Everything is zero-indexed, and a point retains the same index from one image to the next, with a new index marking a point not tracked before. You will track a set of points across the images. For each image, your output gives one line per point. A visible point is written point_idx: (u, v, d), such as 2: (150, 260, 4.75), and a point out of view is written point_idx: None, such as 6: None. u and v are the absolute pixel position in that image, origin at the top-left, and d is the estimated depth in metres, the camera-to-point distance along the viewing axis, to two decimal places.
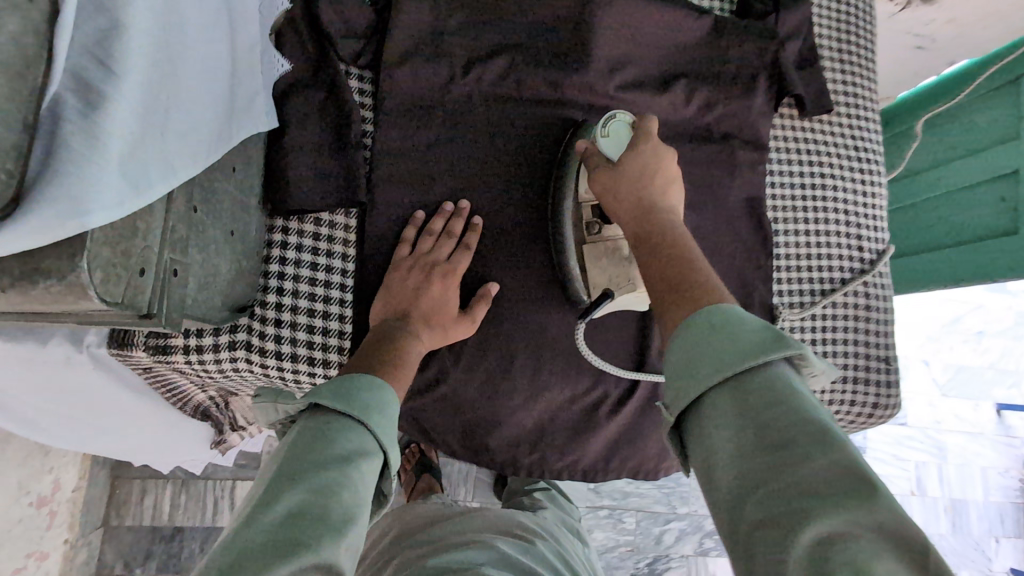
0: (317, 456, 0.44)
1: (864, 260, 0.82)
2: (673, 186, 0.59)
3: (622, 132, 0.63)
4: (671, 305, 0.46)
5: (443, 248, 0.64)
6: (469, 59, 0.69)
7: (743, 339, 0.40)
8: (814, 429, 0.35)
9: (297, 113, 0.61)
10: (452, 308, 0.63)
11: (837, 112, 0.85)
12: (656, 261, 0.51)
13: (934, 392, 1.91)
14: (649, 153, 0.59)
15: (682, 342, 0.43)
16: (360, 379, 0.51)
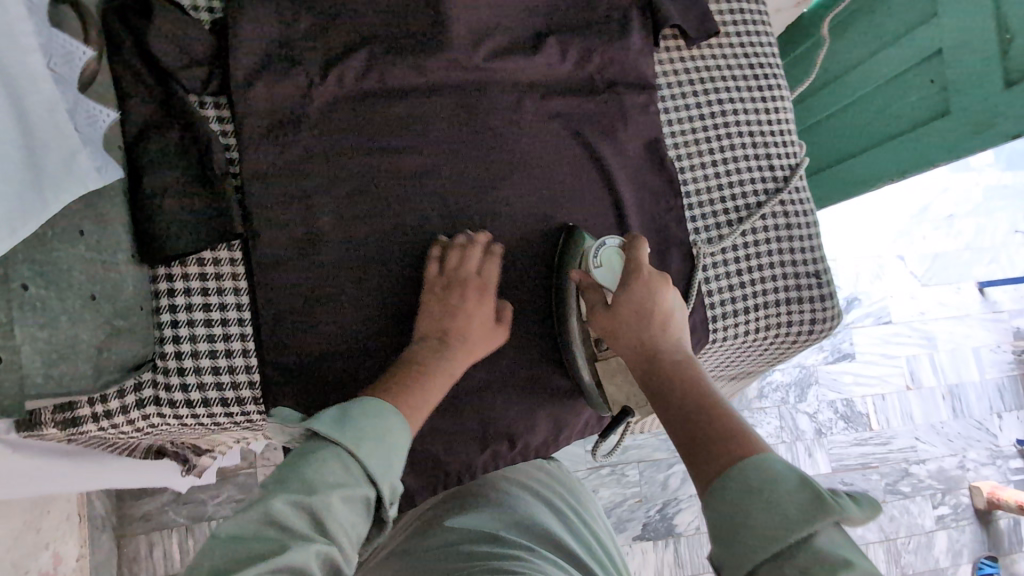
0: (308, 476, 0.47)
1: (776, 179, 0.81)
2: (673, 322, 0.62)
3: (613, 258, 0.68)
4: (701, 453, 0.47)
5: (474, 260, 0.66)
6: (326, 61, 0.66)
7: (776, 479, 0.42)
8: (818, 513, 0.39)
9: (153, 157, 0.59)
10: (488, 319, 0.66)
11: (726, 32, 0.82)
12: (678, 414, 0.52)
13: (914, 285, 1.90)
14: (652, 301, 0.62)
15: (721, 486, 0.44)
16: (360, 407, 0.53)
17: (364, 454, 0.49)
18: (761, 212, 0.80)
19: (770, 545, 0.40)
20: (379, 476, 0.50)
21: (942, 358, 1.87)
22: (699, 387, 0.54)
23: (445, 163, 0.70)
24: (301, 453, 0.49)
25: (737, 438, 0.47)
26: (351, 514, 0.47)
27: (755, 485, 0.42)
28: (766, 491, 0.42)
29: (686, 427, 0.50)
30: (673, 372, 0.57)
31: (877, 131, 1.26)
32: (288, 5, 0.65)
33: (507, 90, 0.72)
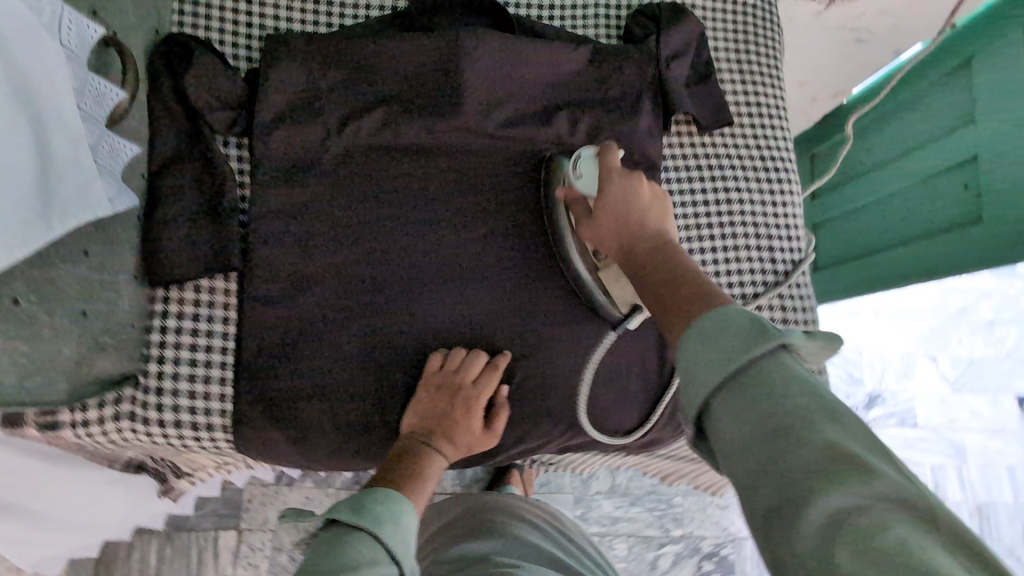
0: (338, 553, 0.49)
1: (776, 274, 0.81)
2: (654, 207, 0.59)
3: (591, 168, 0.65)
4: (670, 332, 0.46)
5: (472, 374, 0.68)
6: (347, 115, 0.71)
7: (734, 335, 0.40)
8: (810, 409, 0.35)
9: (170, 188, 0.64)
10: (475, 427, 0.69)
11: (740, 123, 0.83)
12: (652, 292, 0.51)
13: (945, 389, 1.80)
14: (624, 194, 0.59)
15: (684, 348, 0.42)
16: (376, 495, 0.58)
17: (384, 531, 0.53)
18: (757, 304, 0.79)
19: (770, 440, 0.35)
20: (400, 554, 0.53)
21: (972, 472, 1.74)
22: (671, 261, 0.52)
23: (447, 219, 0.72)
24: (328, 538, 0.52)
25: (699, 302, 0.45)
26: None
27: (711, 334, 0.41)
28: (724, 341, 0.40)
29: (659, 302, 0.49)
30: (647, 254, 0.55)
31: (905, 229, 1.23)
32: (321, 61, 0.70)
33: (516, 157, 0.75)
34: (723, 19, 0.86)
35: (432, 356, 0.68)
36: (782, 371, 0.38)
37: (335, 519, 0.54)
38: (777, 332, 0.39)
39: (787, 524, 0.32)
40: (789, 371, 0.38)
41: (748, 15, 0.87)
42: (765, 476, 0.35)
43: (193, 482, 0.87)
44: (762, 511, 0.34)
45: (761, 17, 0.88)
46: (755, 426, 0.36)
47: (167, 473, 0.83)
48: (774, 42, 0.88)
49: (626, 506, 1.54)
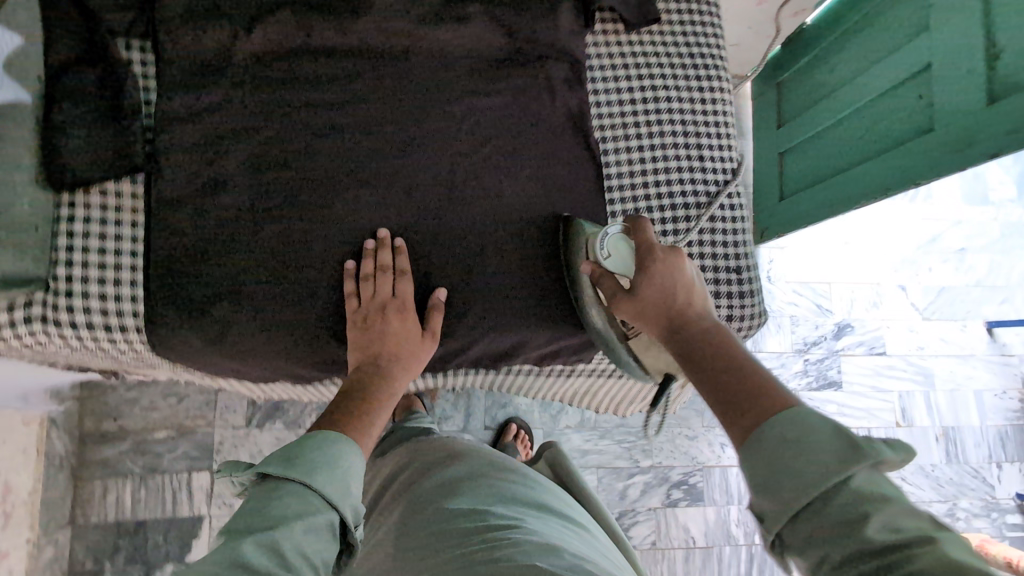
0: (261, 519, 0.48)
1: (705, 172, 0.79)
2: (696, 291, 0.60)
3: (619, 246, 0.66)
4: (736, 417, 0.46)
5: (388, 286, 0.68)
6: (253, 18, 0.69)
7: (816, 436, 0.41)
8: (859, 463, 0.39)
9: (68, 91, 0.63)
10: (414, 338, 0.68)
11: (668, 22, 0.81)
12: (717, 379, 0.50)
13: (914, 318, 1.80)
14: (672, 268, 0.60)
15: (758, 436, 0.43)
16: (316, 440, 0.55)
17: (320, 480, 0.52)
18: (684, 204, 0.77)
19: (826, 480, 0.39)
20: (341, 501, 0.52)
21: (939, 397, 1.77)
22: (733, 349, 0.52)
23: (364, 124, 0.71)
24: (264, 492, 0.51)
25: (774, 394, 0.46)
26: (316, 538, 0.49)
27: (793, 439, 0.42)
28: (801, 436, 0.42)
29: (722, 380, 0.49)
30: (695, 329, 0.56)
31: (860, 146, 1.20)
32: None
33: (434, 57, 0.73)
34: None
35: (347, 284, 0.68)
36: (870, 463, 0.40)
37: (269, 472, 0.53)
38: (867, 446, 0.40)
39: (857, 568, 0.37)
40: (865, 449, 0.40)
41: None
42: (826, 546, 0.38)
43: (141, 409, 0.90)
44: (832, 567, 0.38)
45: None
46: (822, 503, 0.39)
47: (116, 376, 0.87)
48: None
49: (595, 439, 1.57)
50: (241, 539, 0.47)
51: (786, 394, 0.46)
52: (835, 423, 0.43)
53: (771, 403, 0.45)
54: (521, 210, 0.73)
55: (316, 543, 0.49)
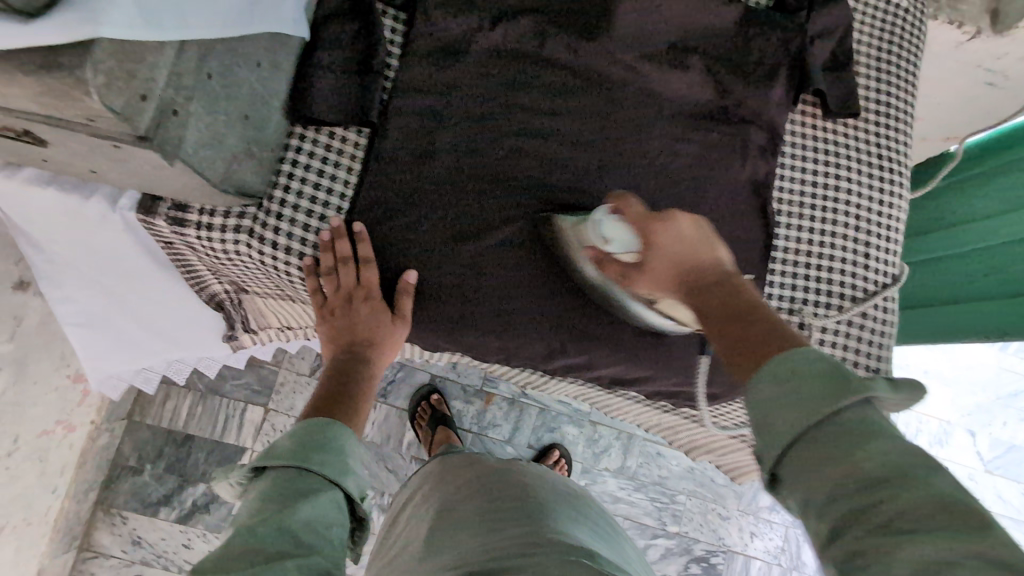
0: (274, 505, 0.53)
1: (868, 268, 0.80)
2: (710, 249, 0.58)
3: (618, 227, 0.61)
4: (738, 363, 0.49)
5: (350, 277, 0.68)
6: (496, 15, 0.74)
7: (808, 375, 0.44)
8: (839, 386, 0.43)
9: (330, 39, 0.69)
10: (385, 319, 0.70)
11: (865, 119, 0.83)
12: (725, 337, 0.52)
13: (976, 466, 1.70)
14: (680, 227, 0.59)
15: (755, 383, 0.47)
16: (309, 426, 0.62)
17: (316, 463, 0.59)
18: (839, 294, 0.79)
19: (813, 412, 0.43)
20: (342, 478, 0.59)
21: None
22: (743, 302, 0.53)
23: (565, 136, 0.75)
24: (269, 481, 0.56)
25: (773, 341, 0.48)
26: (318, 511, 0.55)
27: (790, 377, 0.45)
28: (800, 373, 0.45)
29: (728, 337, 0.51)
30: (710, 285, 0.56)
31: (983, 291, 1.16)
32: None
33: (645, 95, 0.77)
34: (872, 16, 0.86)
35: (311, 280, 0.70)
36: (864, 415, 0.42)
37: (270, 465, 0.58)
38: (861, 388, 0.42)
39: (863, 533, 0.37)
40: (861, 394, 0.42)
41: (896, 20, 0.87)
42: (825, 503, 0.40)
43: (252, 340, 0.93)
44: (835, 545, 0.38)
45: (909, 27, 0.88)
46: (805, 441, 0.43)
47: (238, 321, 0.88)
48: (917, 51, 0.88)
49: (629, 489, 1.56)
50: (256, 523, 0.51)
51: (788, 342, 0.48)
52: (830, 360, 0.45)
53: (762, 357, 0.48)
54: None
55: (324, 516, 0.55)
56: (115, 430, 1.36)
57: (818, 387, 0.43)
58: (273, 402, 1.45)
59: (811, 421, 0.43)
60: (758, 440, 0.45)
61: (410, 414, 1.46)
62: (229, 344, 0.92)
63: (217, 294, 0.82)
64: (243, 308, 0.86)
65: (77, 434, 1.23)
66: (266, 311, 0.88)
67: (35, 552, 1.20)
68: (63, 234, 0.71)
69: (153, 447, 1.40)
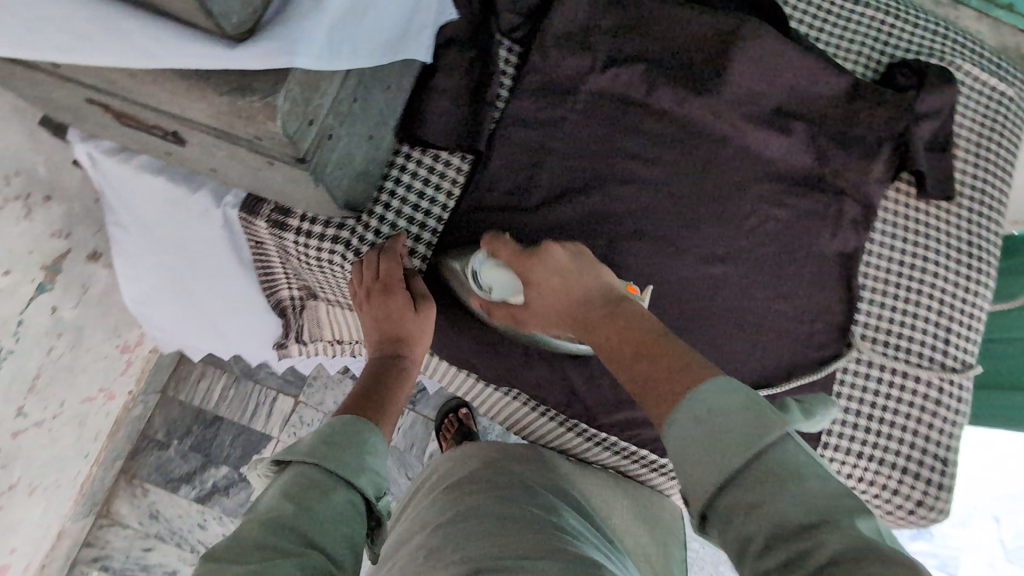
0: (300, 506, 0.47)
1: (945, 354, 0.79)
2: (583, 274, 0.60)
3: (497, 272, 0.63)
4: (652, 402, 0.47)
5: (373, 267, 0.65)
6: (611, 58, 0.74)
7: (723, 408, 0.43)
8: (759, 426, 0.41)
9: (448, 66, 0.69)
10: (406, 308, 0.63)
11: (958, 203, 0.83)
12: (631, 377, 0.50)
13: (996, 554, 1.65)
14: (555, 261, 0.60)
15: (674, 422, 0.44)
16: (332, 423, 0.56)
17: (340, 462, 0.52)
18: (914, 376, 0.78)
19: (742, 451, 0.40)
20: (356, 477, 0.52)
21: None
22: (633, 331, 0.53)
23: (661, 184, 0.75)
24: (289, 476, 0.50)
25: (680, 372, 0.46)
26: (341, 519, 0.48)
27: (711, 418, 0.43)
28: (708, 411, 0.43)
29: (632, 376, 0.50)
30: (600, 313, 0.56)
31: None
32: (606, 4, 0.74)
33: (744, 154, 0.77)
34: (974, 102, 0.86)
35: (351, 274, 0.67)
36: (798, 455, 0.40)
37: (288, 460, 0.51)
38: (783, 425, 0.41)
39: None
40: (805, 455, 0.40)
41: (998, 108, 0.87)
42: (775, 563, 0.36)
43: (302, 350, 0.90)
44: None
45: (1010, 117, 0.87)
46: (744, 485, 0.40)
47: (292, 330, 0.87)
48: (1015, 142, 0.87)
49: None
50: (266, 525, 0.45)
51: (695, 368, 0.46)
52: (745, 394, 0.43)
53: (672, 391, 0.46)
54: (765, 319, 0.76)
55: (338, 520, 0.48)
56: (149, 402, 1.37)
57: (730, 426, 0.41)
58: (304, 395, 1.45)
59: (741, 462, 0.40)
60: (685, 486, 0.43)
61: (436, 426, 1.44)
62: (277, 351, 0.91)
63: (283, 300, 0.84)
64: (302, 317, 0.87)
65: (115, 402, 1.24)
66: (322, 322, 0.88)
67: (59, 515, 1.21)
68: (157, 216, 0.72)
69: (182, 424, 1.41)
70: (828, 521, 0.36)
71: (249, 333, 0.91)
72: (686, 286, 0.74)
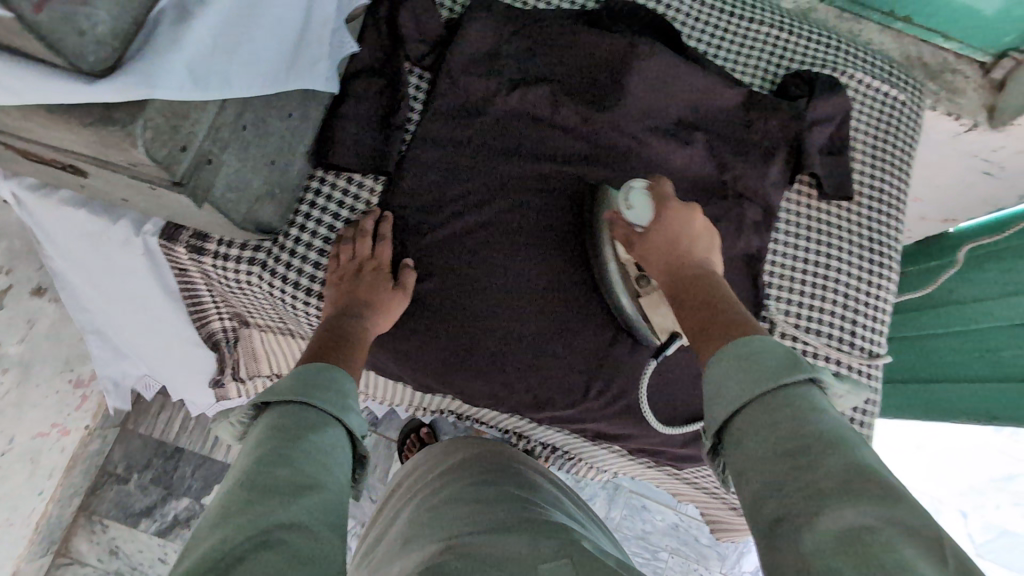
0: (294, 443, 0.49)
1: (852, 346, 0.82)
2: (700, 239, 0.63)
3: (641, 203, 0.65)
4: (705, 333, 0.54)
5: (367, 247, 0.70)
6: (515, 80, 0.79)
7: (768, 354, 0.47)
8: (780, 365, 0.46)
9: (358, 93, 0.74)
10: (388, 286, 0.69)
11: (857, 202, 0.88)
12: (695, 316, 0.56)
13: (967, 550, 1.49)
14: (686, 218, 0.63)
15: (720, 354, 0.50)
16: (311, 369, 0.58)
17: (318, 398, 0.55)
18: (825, 368, 0.81)
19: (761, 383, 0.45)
20: (343, 414, 0.55)
21: None
22: (715, 294, 0.58)
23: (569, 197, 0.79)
24: (273, 419, 0.52)
25: (733, 329, 0.52)
26: (337, 455, 0.51)
27: (752, 362, 0.47)
28: (757, 362, 0.47)
29: (701, 319, 0.56)
30: (697, 272, 0.60)
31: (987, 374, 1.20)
32: (510, 31, 0.79)
33: (648, 163, 0.81)
34: (868, 107, 0.92)
35: (331, 251, 0.71)
36: (811, 397, 0.44)
37: (268, 401, 0.54)
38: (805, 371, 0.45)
39: (790, 529, 0.37)
40: (814, 401, 0.44)
41: (892, 111, 0.92)
42: (775, 493, 0.40)
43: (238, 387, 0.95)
44: (771, 521, 0.39)
45: (906, 119, 0.93)
46: (759, 411, 0.44)
47: (228, 363, 0.90)
48: (912, 142, 0.93)
49: None
50: (265, 453, 0.48)
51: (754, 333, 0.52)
52: (788, 355, 0.47)
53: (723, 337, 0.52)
54: None
55: (335, 457, 0.51)
56: (108, 437, 1.37)
57: (761, 355, 0.47)
58: None
59: (761, 391, 0.45)
60: (707, 413, 0.48)
61: (399, 446, 1.40)
62: (214, 386, 0.95)
63: (215, 333, 0.86)
64: (237, 348, 0.89)
65: (71, 438, 1.24)
66: (262, 352, 0.90)
67: (13, 556, 1.20)
68: (85, 251, 0.75)
69: (143, 457, 1.40)
70: (823, 448, 0.40)
71: (184, 369, 0.93)
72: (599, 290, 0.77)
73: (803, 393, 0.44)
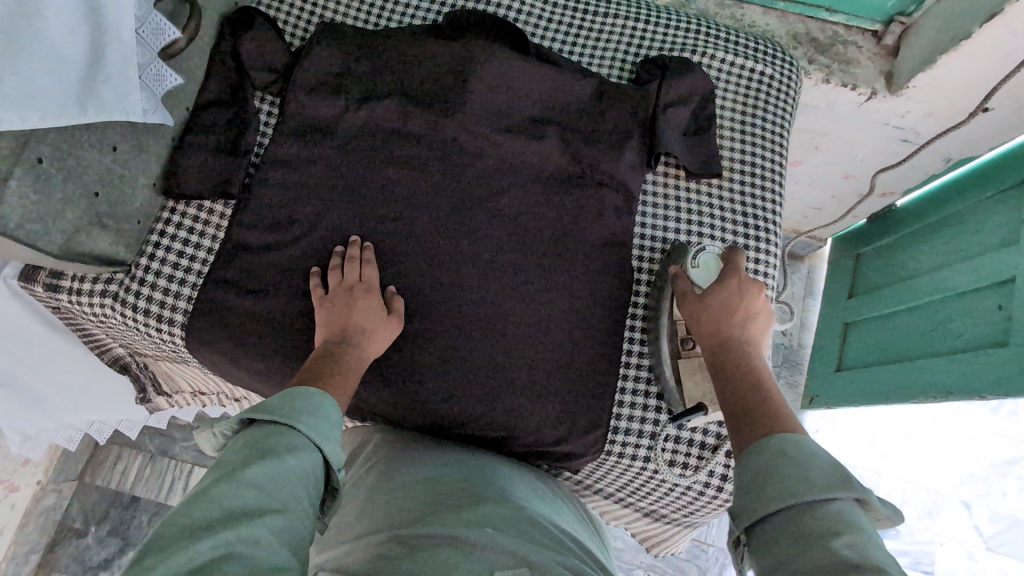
0: (254, 457, 0.51)
1: None
2: (758, 317, 0.68)
3: (709, 264, 0.75)
4: (749, 419, 0.56)
5: (355, 272, 0.73)
6: (364, 96, 0.81)
7: (813, 456, 0.49)
8: (832, 479, 0.47)
9: (204, 124, 0.77)
10: (378, 308, 0.71)
11: (730, 177, 0.87)
12: (735, 393, 0.60)
13: (976, 543, 1.38)
14: (752, 292, 0.68)
15: (756, 448, 0.52)
16: (298, 390, 0.58)
17: (302, 423, 0.55)
18: None
19: (802, 497, 0.46)
20: (323, 442, 0.56)
21: None
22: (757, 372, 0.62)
23: (424, 202, 0.79)
24: (249, 439, 0.53)
25: (774, 415, 0.55)
26: (299, 484, 0.52)
27: (789, 463, 0.49)
28: (796, 465, 0.49)
29: (744, 398, 0.59)
30: (743, 346, 0.65)
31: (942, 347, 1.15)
32: (354, 49, 0.82)
33: (503, 160, 0.81)
34: (736, 85, 0.92)
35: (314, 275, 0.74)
36: (854, 519, 0.45)
37: (255, 419, 0.55)
38: (859, 489, 0.46)
39: None
40: (855, 520, 0.45)
41: (762, 85, 0.92)
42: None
43: (167, 403, 0.99)
44: None
45: (779, 91, 0.92)
46: (796, 523, 0.46)
47: (146, 385, 0.93)
48: (788, 114, 0.92)
49: None
50: (238, 469, 0.50)
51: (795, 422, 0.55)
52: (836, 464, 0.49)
53: (766, 424, 0.54)
54: (545, 312, 0.78)
55: (296, 476, 0.52)
56: (63, 491, 1.39)
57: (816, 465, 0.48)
58: None
59: (795, 503, 0.47)
60: (738, 506, 0.50)
61: None
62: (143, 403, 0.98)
63: (121, 357, 0.88)
64: (150, 371, 0.92)
65: (21, 495, 1.27)
66: (173, 375, 0.92)
67: None
68: None
69: (100, 509, 1.41)
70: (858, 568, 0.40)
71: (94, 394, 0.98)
72: (460, 290, 0.78)
73: (844, 512, 0.45)
